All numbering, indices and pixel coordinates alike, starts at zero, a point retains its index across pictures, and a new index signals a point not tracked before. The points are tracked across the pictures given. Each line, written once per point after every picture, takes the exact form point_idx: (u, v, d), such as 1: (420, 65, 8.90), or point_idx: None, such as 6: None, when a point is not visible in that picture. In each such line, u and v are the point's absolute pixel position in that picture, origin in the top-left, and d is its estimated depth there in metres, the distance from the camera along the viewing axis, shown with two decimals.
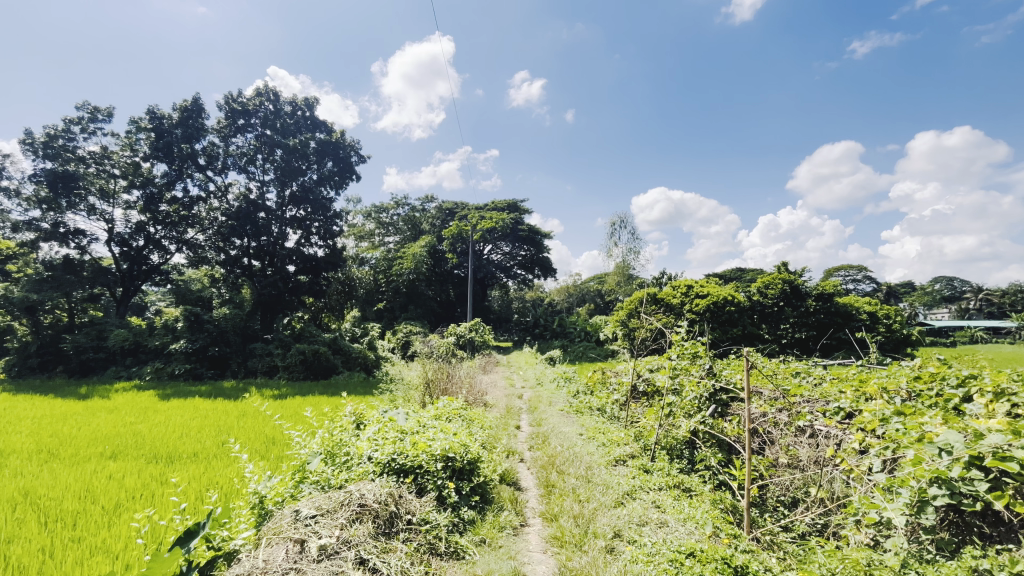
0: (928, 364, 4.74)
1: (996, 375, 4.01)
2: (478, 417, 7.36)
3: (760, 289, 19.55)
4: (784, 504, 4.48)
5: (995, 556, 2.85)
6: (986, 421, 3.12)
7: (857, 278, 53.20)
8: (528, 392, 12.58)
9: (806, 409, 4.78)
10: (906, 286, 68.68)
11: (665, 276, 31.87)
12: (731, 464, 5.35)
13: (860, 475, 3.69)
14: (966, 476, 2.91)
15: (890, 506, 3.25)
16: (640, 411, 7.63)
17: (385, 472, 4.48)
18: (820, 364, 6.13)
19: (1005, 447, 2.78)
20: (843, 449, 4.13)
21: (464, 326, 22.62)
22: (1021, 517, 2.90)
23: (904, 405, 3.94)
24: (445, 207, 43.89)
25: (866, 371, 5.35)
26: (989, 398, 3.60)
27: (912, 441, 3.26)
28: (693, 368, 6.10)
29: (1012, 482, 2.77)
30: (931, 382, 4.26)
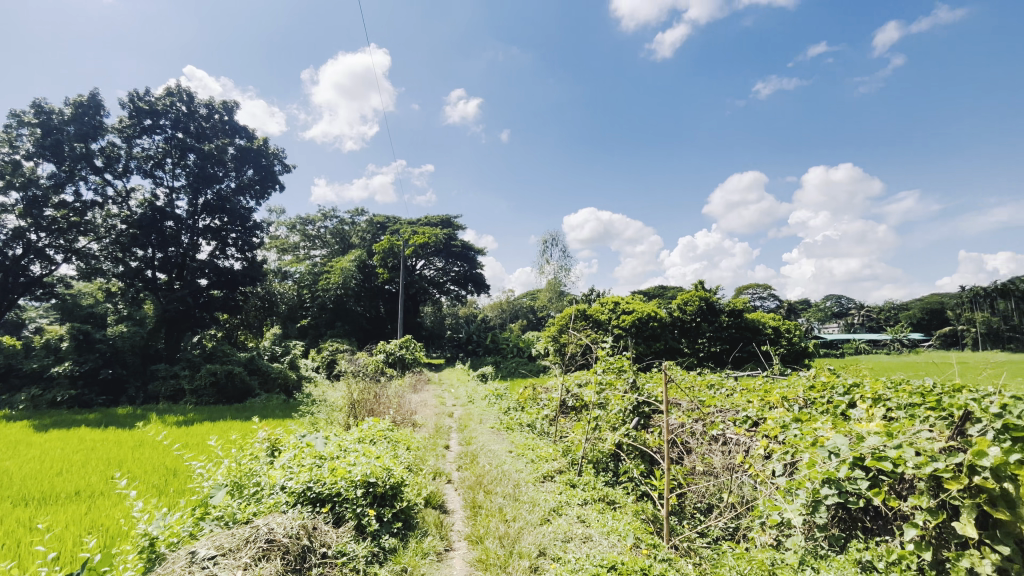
0: (820, 374, 5.27)
1: (873, 383, 4.53)
2: (405, 437, 7.13)
3: (680, 306, 20.91)
4: (700, 510, 4.73)
5: (877, 548, 3.17)
6: (867, 425, 3.49)
7: (763, 295, 58.39)
8: (459, 409, 12.42)
9: (718, 418, 5.11)
10: (802, 303, 76.43)
11: (594, 293, 33.10)
12: (653, 475, 5.57)
13: (764, 479, 3.98)
14: (850, 476, 3.23)
15: (789, 507, 3.55)
16: (568, 425, 7.78)
17: (299, 503, 4.17)
18: (730, 376, 6.60)
19: (881, 448, 3.13)
20: (749, 455, 4.45)
21: (394, 343, 21.98)
22: (895, 510, 3.26)
23: (800, 412, 4.32)
24: (377, 221, 42.72)
25: (770, 381, 5.84)
26: (867, 404, 4.05)
27: (807, 445, 3.59)
28: (618, 382, 6.35)
29: (887, 480, 3.11)
30: (823, 390, 4.72)
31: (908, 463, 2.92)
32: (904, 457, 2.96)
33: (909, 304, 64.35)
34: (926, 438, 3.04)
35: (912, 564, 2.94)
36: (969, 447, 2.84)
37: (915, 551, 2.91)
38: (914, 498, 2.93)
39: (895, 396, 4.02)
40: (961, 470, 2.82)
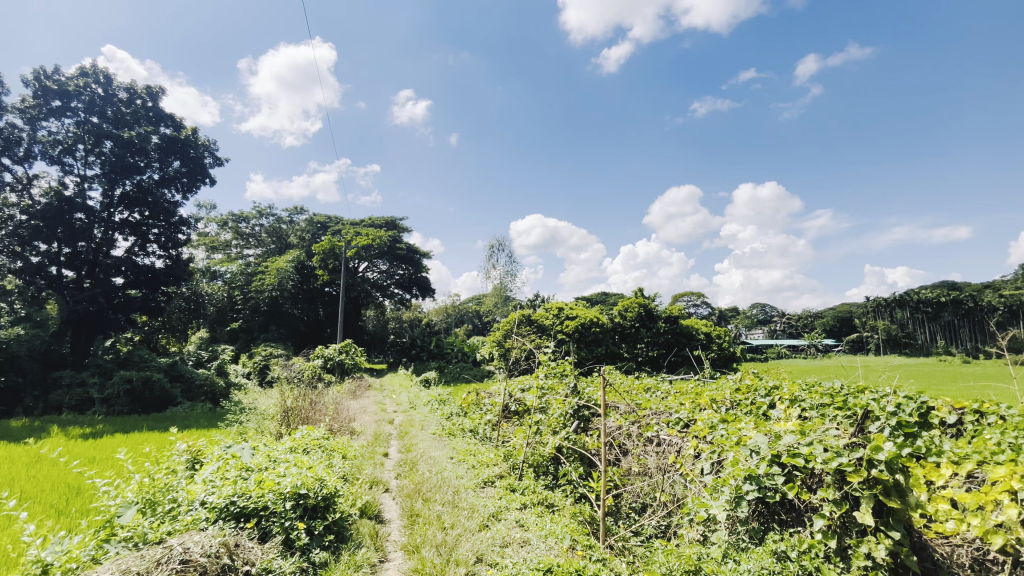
0: (745, 377, 5.64)
1: (791, 386, 4.90)
2: (342, 446, 6.86)
3: (620, 312, 21.63)
4: (635, 509, 4.88)
5: (791, 539, 3.42)
6: (784, 424, 3.76)
7: (697, 303, 61.64)
8: (400, 416, 12.13)
9: (653, 420, 5.33)
10: (731, 311, 81.51)
11: (539, 298, 33.53)
12: (590, 477, 5.70)
13: (694, 477, 4.19)
14: (769, 473, 3.47)
15: (715, 503, 3.76)
16: (510, 430, 7.81)
17: (221, 519, 3.90)
18: (665, 379, 6.89)
19: (795, 445, 3.38)
20: (681, 455, 4.67)
21: (333, 348, 21.13)
22: (806, 502, 3.53)
23: (726, 413, 4.59)
24: (317, 220, 41.00)
25: (701, 384, 6.16)
26: (785, 404, 4.38)
27: (731, 444, 3.81)
28: (560, 387, 6.45)
29: (799, 475, 3.37)
30: (747, 393, 5.05)
31: (819, 459, 3.18)
32: (815, 453, 3.22)
33: (823, 313, 70.30)
34: (833, 436, 3.32)
35: (819, 551, 3.22)
36: (868, 443, 3.15)
37: (822, 539, 3.19)
38: (823, 491, 3.21)
39: (809, 397, 4.38)
40: (862, 464, 3.12)
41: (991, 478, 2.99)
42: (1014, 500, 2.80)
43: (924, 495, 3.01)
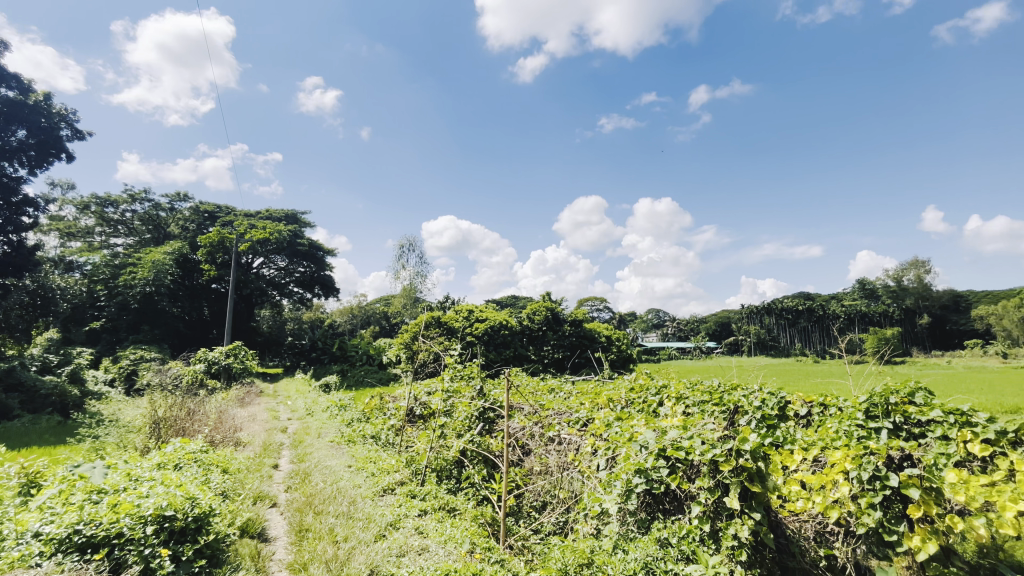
0: (639, 377, 6.05)
1: (677, 385, 5.37)
2: (223, 459, 6.23)
3: (529, 315, 22.21)
4: (535, 508, 5.02)
5: (672, 526, 3.73)
6: (669, 421, 4.09)
7: (600, 307, 65.35)
8: (295, 423, 11.32)
9: (555, 420, 5.52)
10: (630, 315, 87.50)
11: (449, 300, 33.27)
12: (493, 478, 5.77)
13: (591, 474, 4.40)
14: (655, 466, 3.76)
15: (608, 498, 3.99)
16: (415, 434, 7.65)
17: (61, 553, 3.34)
18: (567, 380, 7.19)
19: (677, 440, 3.70)
20: (579, 452, 4.88)
21: (219, 351, 19.14)
22: (685, 492, 3.88)
23: (621, 412, 4.90)
24: (204, 209, 36.98)
25: (601, 384, 6.51)
26: (672, 402, 4.78)
27: (624, 440, 4.07)
28: (465, 390, 6.45)
29: (681, 467, 3.69)
30: (640, 392, 5.43)
31: (697, 452, 3.50)
32: (693, 446, 3.56)
33: (707, 318, 78.05)
34: (709, 430, 3.69)
35: (695, 536, 3.56)
36: (737, 436, 3.54)
37: (698, 524, 3.52)
38: (699, 481, 3.54)
39: (691, 395, 4.81)
40: (732, 453, 3.49)
41: (830, 462, 3.51)
42: (847, 479, 3.31)
43: (781, 478, 3.46)
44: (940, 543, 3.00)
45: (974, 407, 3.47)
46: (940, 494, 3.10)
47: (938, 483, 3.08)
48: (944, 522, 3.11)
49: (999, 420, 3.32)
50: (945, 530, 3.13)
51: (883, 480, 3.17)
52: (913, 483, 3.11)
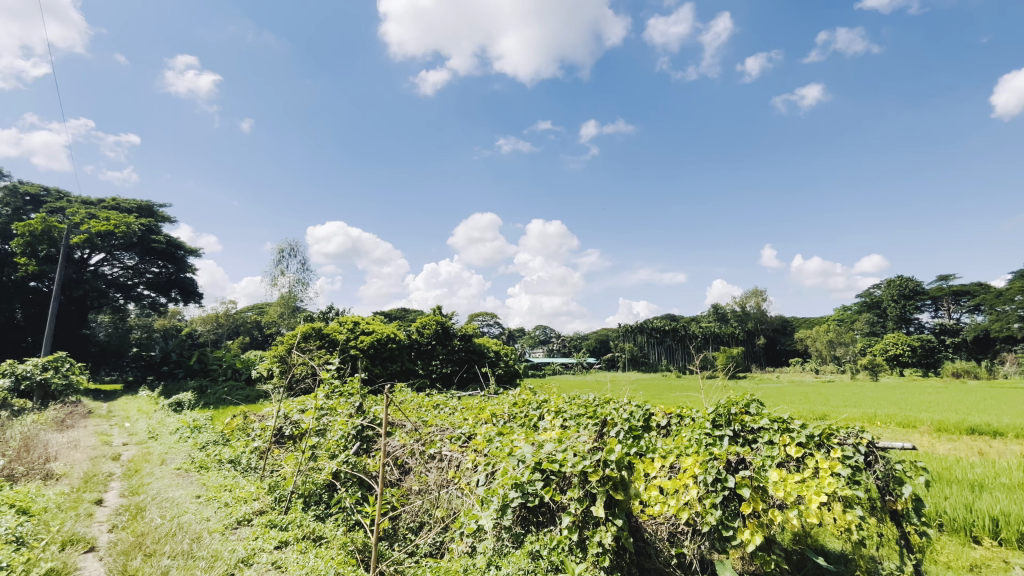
0: (523, 392, 6.24)
1: (557, 399, 5.65)
2: (22, 498, 5.07)
3: (418, 329, 22.01)
4: (411, 529, 4.86)
5: (544, 538, 3.84)
6: (547, 435, 4.23)
7: (490, 323, 66.47)
8: (130, 449, 9.65)
9: (437, 437, 5.43)
10: (518, 331, 90.08)
11: (333, 311, 31.35)
12: (366, 501, 5.47)
13: (470, 490, 4.37)
14: (530, 480, 3.84)
15: (484, 514, 3.98)
16: (282, 456, 6.99)
17: None
18: (453, 396, 7.15)
19: (552, 453, 3.85)
20: (459, 469, 4.82)
21: (33, 364, 15.73)
22: (556, 503, 4.04)
23: (503, 426, 4.98)
24: (23, 191, 30.50)
25: (486, 400, 6.58)
26: (551, 416, 4.99)
27: (503, 455, 4.11)
28: (342, 407, 6.07)
29: (554, 479, 3.82)
30: (523, 406, 5.60)
31: (569, 464, 3.66)
32: (566, 459, 3.72)
33: (588, 335, 83.21)
34: (581, 443, 3.89)
35: (565, 545, 3.71)
36: (605, 447, 3.80)
37: (568, 534, 3.67)
38: (570, 492, 3.70)
39: (568, 409, 5.08)
40: (599, 464, 3.71)
41: (683, 467, 3.93)
42: (695, 482, 3.71)
43: (641, 485, 3.77)
44: (763, 533, 3.51)
45: (792, 415, 4.16)
46: (765, 491, 3.62)
47: (764, 482, 3.61)
48: (767, 516, 3.64)
49: (808, 427, 4.04)
50: (768, 522, 3.66)
51: (724, 482, 3.63)
52: (746, 483, 3.60)
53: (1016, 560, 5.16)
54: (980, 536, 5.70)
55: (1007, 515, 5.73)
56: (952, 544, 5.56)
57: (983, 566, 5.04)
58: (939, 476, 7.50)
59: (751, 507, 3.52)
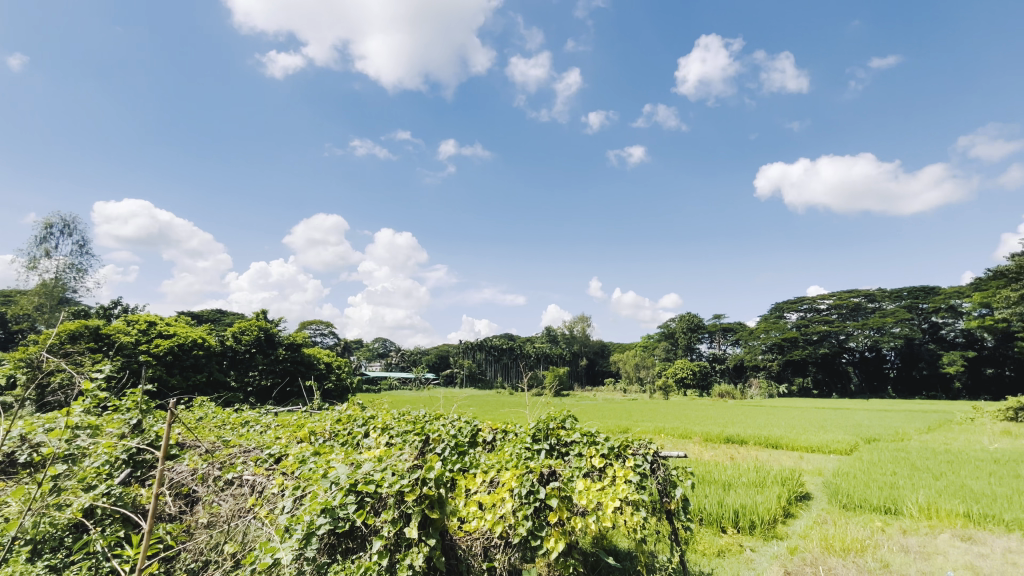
0: (349, 408, 5.88)
1: (385, 416, 5.48)
2: None
3: (235, 334, 19.84)
4: (191, 572, 4.12)
5: (351, 566, 3.51)
6: (368, 455, 3.96)
7: (323, 332, 61.69)
8: None
9: (238, 459, 4.75)
10: (356, 343, 85.28)
11: (120, 307, 25.74)
12: (130, 542, 4.60)
13: (270, 518, 3.84)
14: (343, 503, 3.46)
15: (282, 547, 3.34)
16: (8, 490, 5.35)
17: None
18: (268, 411, 6.44)
19: (370, 473, 3.55)
20: (262, 496, 4.25)
21: None
22: (369, 527, 3.78)
23: (320, 446, 4.58)
24: None
25: (305, 416, 6.04)
26: (377, 433, 4.79)
27: (315, 477, 3.67)
28: (111, 426, 4.97)
29: (368, 501, 3.55)
30: (346, 424, 5.29)
31: (387, 483, 3.46)
32: (385, 480, 3.49)
33: (429, 350, 82.74)
34: (403, 464, 3.74)
35: (373, 573, 3.45)
36: (426, 465, 3.72)
37: (378, 559, 3.43)
38: (384, 514, 3.48)
39: (396, 426, 4.95)
40: (418, 483, 3.62)
41: (501, 482, 4.09)
42: (512, 495, 3.88)
43: (460, 502, 3.81)
44: (564, 540, 3.84)
45: (596, 429, 4.73)
46: (570, 500, 4.00)
47: (570, 492, 3.98)
48: (569, 522, 4.00)
49: (610, 440, 4.61)
50: (570, 529, 4.01)
51: (536, 494, 3.89)
52: (554, 493, 3.91)
53: (747, 543, 6.57)
54: (726, 526, 7.11)
55: (743, 507, 7.30)
56: (707, 535, 6.82)
57: (727, 550, 6.28)
58: (702, 478, 9.21)
59: (557, 516, 3.84)
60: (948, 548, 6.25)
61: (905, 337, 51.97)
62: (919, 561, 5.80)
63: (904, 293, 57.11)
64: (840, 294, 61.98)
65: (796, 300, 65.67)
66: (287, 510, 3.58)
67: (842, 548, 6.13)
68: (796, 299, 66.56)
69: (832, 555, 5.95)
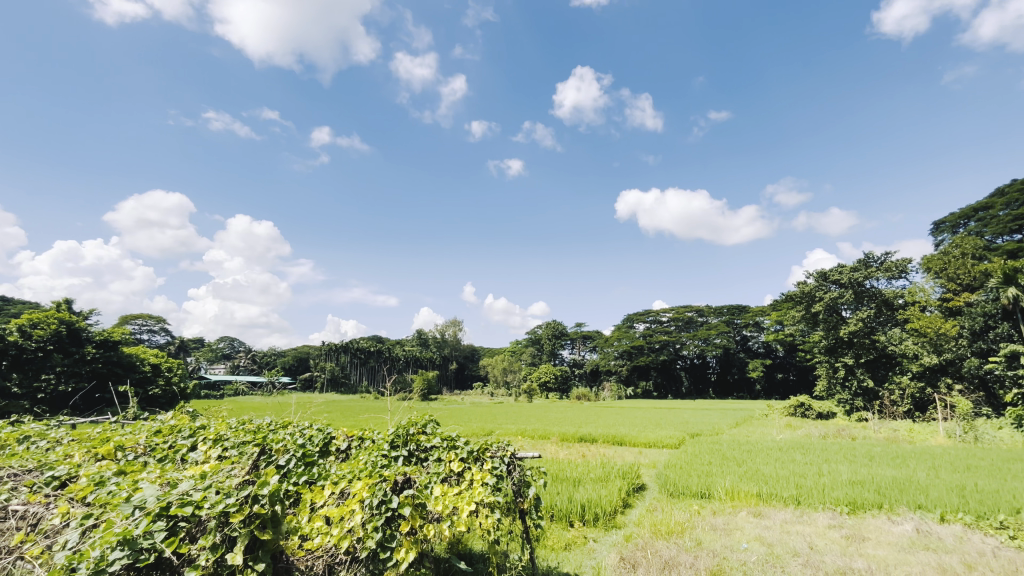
0: (174, 418, 5.09)
1: (218, 426, 4.85)
2: None
3: (22, 329, 15.99)
4: None
5: None
6: (189, 472, 3.40)
7: (151, 328, 52.62)
8: None
9: (5, 482, 3.74)
10: (195, 342, 74.37)
11: None
12: None
13: (44, 557, 3.08)
14: (149, 530, 2.87)
15: None
16: None
17: None
18: (60, 422, 5.26)
19: (188, 493, 3.03)
20: (35, 529, 3.39)
21: None
22: (185, 556, 3.21)
23: (128, 463, 3.84)
24: None
25: (113, 428, 5.06)
26: (205, 446, 4.21)
27: (112, 503, 3.02)
28: None
29: (184, 526, 3.02)
30: (166, 437, 4.56)
31: (209, 503, 2.99)
32: (208, 501, 3.00)
33: (286, 351, 75.57)
34: (231, 481, 3.27)
35: None
36: (259, 481, 3.32)
37: None
38: (202, 540, 2.98)
39: (232, 438, 4.41)
40: (248, 502, 3.20)
41: (351, 493, 3.86)
42: (362, 507, 3.66)
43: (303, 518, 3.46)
44: (416, 549, 3.73)
45: (457, 433, 4.82)
46: (425, 507, 3.95)
47: (425, 499, 3.93)
48: (422, 531, 3.92)
49: (470, 444, 4.71)
50: (422, 537, 3.93)
51: (388, 503, 3.75)
52: (408, 501, 3.81)
53: (590, 534, 7.15)
54: (573, 520, 7.67)
55: (588, 501, 7.95)
56: (557, 530, 7.27)
57: (573, 542, 6.77)
58: (556, 476, 9.82)
59: (410, 524, 3.72)
60: (745, 523, 7.53)
61: (724, 347, 61.74)
62: (723, 536, 6.92)
63: (725, 309, 67.28)
64: (678, 308, 70.92)
65: (643, 312, 73.90)
66: (67, 546, 2.86)
67: (667, 531, 7.03)
68: (643, 311, 74.81)
69: (660, 538, 6.80)
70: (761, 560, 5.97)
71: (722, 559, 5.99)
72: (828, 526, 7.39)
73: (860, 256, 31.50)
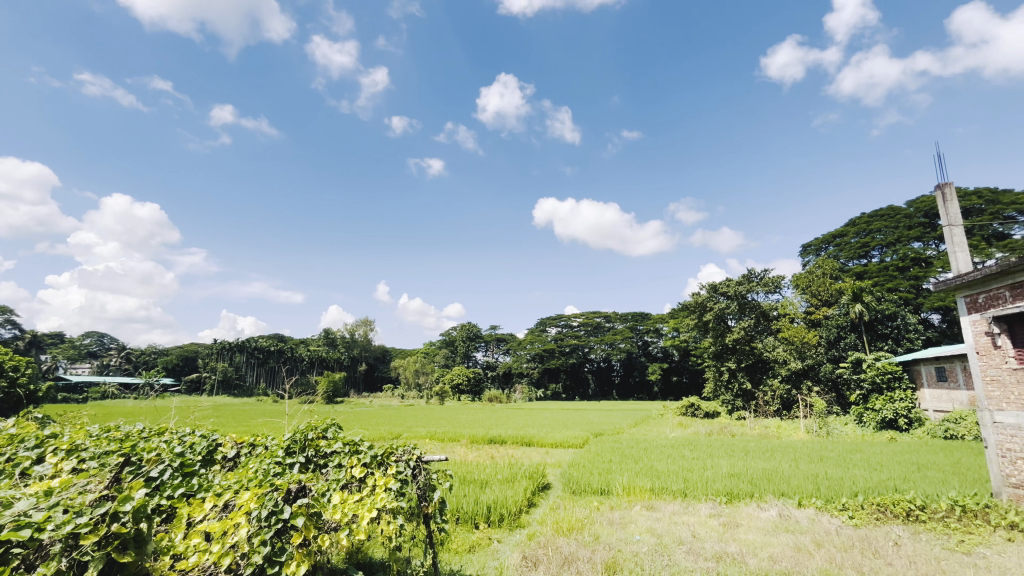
0: (17, 424, 4.36)
1: (75, 433, 4.24)
2: None
3: None
4: None
5: None
6: (32, 489, 2.91)
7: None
8: None
9: None
10: (52, 337, 64.01)
11: None
12: None
13: None
14: None
15: None
16: None
17: None
18: None
19: (28, 512, 2.59)
20: None
21: None
22: None
23: None
24: None
25: None
26: (56, 457, 3.65)
27: None
28: None
29: (19, 552, 2.57)
30: (2, 448, 3.89)
31: (54, 525, 2.57)
32: (53, 521, 2.58)
33: (168, 350, 67.60)
34: (86, 497, 2.86)
35: None
36: (122, 496, 2.93)
37: None
38: (42, 567, 2.55)
39: (93, 447, 3.88)
40: (106, 520, 2.81)
41: (236, 505, 3.54)
42: (247, 519, 3.38)
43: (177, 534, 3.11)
44: (308, 562, 3.51)
45: (361, 437, 4.68)
46: (320, 517, 3.74)
47: (321, 508, 3.73)
48: (316, 542, 3.70)
49: (374, 448, 4.59)
50: (315, 549, 3.71)
51: (278, 514, 3.49)
52: (301, 511, 3.58)
53: (494, 535, 7.22)
54: (478, 521, 7.70)
55: (494, 502, 8.02)
56: (461, 532, 7.24)
57: (477, 544, 6.78)
58: (464, 478, 9.78)
59: (303, 536, 3.50)
60: (638, 517, 8.04)
61: (627, 351, 65.60)
62: (618, 529, 7.36)
63: (630, 316, 71.48)
64: (588, 313, 74.10)
65: (556, 316, 76.26)
66: None
67: (567, 528, 7.32)
68: (556, 315, 77.14)
69: (560, 535, 7.04)
70: (651, 551, 6.42)
71: (617, 552, 6.34)
72: (709, 515, 8.14)
73: (744, 272, 35.05)
